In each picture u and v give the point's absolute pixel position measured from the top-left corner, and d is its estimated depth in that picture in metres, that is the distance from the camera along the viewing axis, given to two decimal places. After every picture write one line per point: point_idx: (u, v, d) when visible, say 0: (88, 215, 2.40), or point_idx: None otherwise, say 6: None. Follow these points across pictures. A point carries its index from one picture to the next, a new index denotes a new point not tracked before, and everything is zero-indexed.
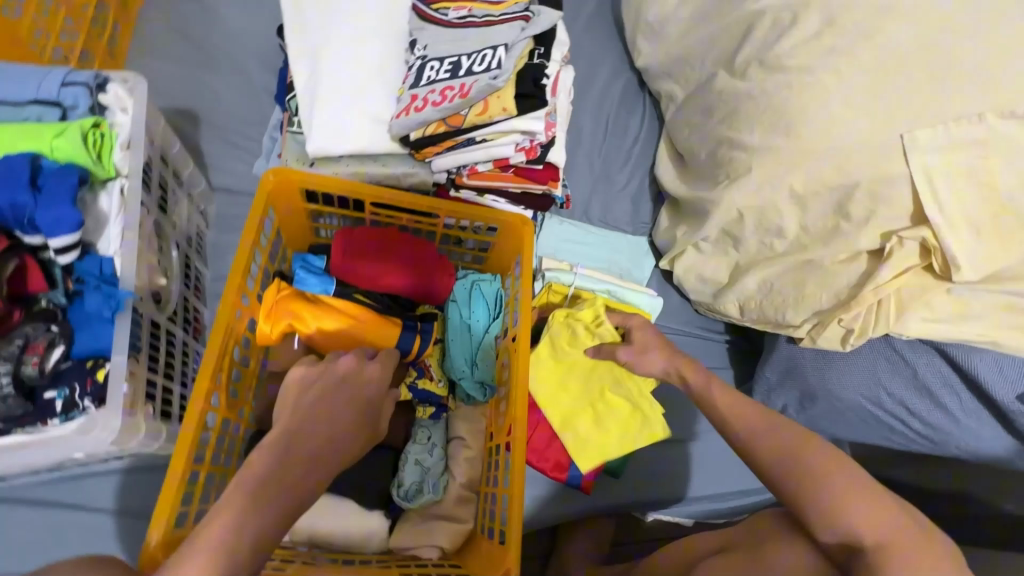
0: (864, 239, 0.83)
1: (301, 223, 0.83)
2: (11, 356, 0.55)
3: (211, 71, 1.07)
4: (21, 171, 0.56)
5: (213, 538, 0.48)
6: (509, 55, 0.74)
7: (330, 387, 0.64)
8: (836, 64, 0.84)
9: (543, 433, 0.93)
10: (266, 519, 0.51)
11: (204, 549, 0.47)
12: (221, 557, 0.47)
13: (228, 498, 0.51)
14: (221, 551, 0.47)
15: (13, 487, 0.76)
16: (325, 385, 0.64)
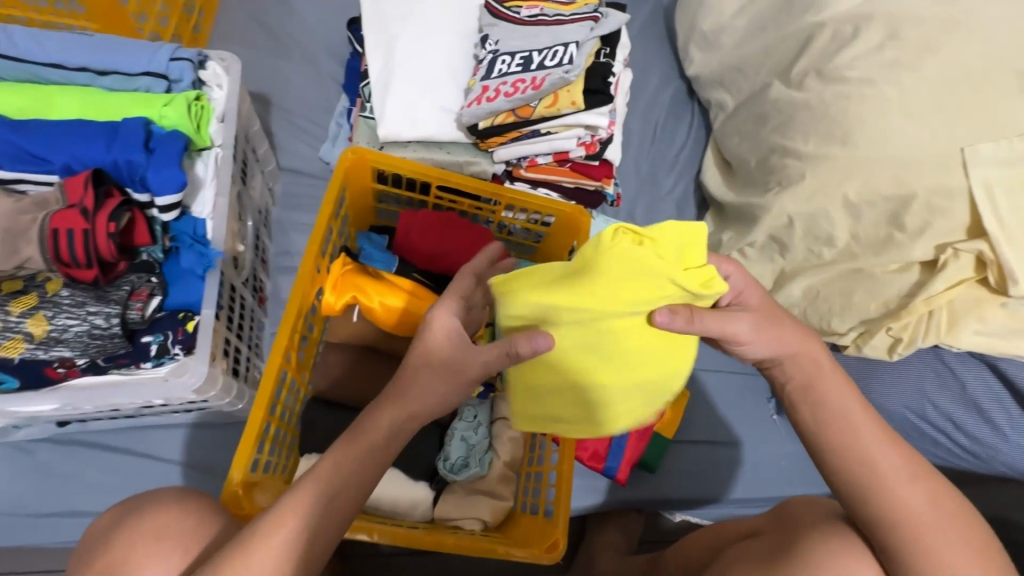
0: (918, 250, 0.84)
1: (368, 202, 0.87)
2: (119, 300, 0.59)
3: (284, 58, 1.13)
4: (137, 133, 0.61)
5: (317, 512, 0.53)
6: (581, 51, 0.78)
7: (431, 370, 0.59)
8: (899, 79, 0.87)
9: None
10: (360, 497, 0.56)
11: (308, 517, 0.53)
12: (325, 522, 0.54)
13: (331, 477, 0.55)
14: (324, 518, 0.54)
15: (91, 432, 0.81)
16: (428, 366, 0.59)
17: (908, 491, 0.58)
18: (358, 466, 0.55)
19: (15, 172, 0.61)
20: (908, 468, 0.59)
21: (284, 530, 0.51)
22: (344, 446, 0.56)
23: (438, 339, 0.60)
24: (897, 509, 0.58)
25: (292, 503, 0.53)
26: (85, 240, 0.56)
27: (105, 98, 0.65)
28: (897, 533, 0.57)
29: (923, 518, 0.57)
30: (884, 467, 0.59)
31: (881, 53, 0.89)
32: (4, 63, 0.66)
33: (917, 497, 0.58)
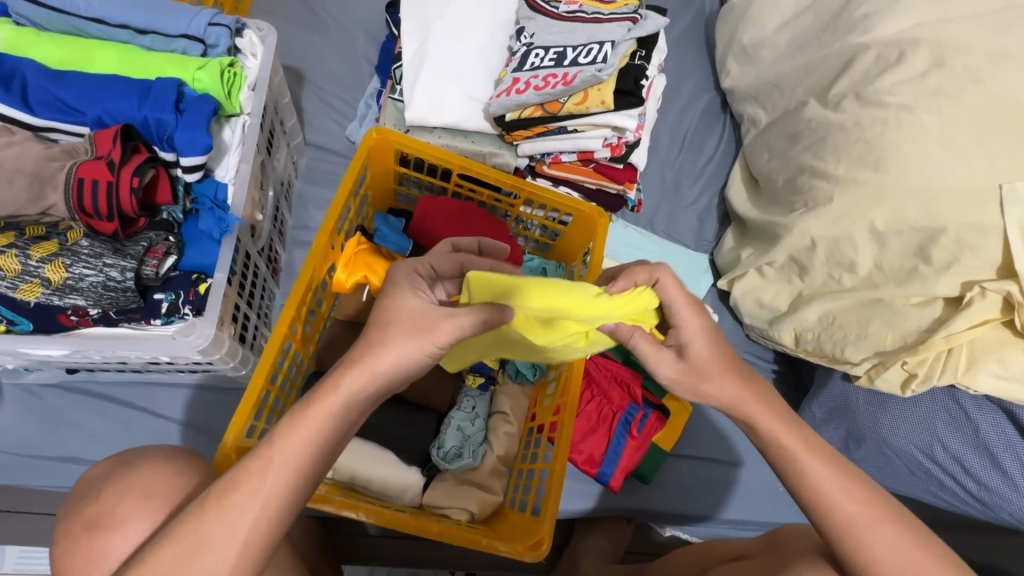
0: (942, 285, 0.81)
1: (388, 183, 0.87)
2: (136, 256, 0.60)
3: (321, 35, 1.14)
4: (169, 94, 0.62)
5: (281, 468, 0.52)
6: (616, 50, 0.77)
7: (390, 329, 0.56)
8: (938, 110, 0.84)
9: (582, 426, 0.94)
10: (325, 451, 0.54)
11: (275, 476, 0.52)
12: (293, 479, 0.52)
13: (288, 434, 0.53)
14: (292, 474, 0.52)
15: (97, 383, 0.83)
16: (387, 326, 0.56)
17: (874, 539, 0.57)
18: (314, 431, 0.53)
19: (48, 120, 0.61)
20: (880, 513, 0.58)
21: (242, 493, 0.51)
22: (299, 409, 0.54)
23: (406, 296, 0.58)
24: (864, 556, 0.57)
25: (248, 467, 0.51)
26: (108, 193, 0.57)
27: (142, 58, 0.66)
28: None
29: (891, 567, 0.57)
30: (842, 511, 0.58)
31: (925, 81, 0.87)
32: (47, 14, 0.67)
33: (887, 547, 0.57)
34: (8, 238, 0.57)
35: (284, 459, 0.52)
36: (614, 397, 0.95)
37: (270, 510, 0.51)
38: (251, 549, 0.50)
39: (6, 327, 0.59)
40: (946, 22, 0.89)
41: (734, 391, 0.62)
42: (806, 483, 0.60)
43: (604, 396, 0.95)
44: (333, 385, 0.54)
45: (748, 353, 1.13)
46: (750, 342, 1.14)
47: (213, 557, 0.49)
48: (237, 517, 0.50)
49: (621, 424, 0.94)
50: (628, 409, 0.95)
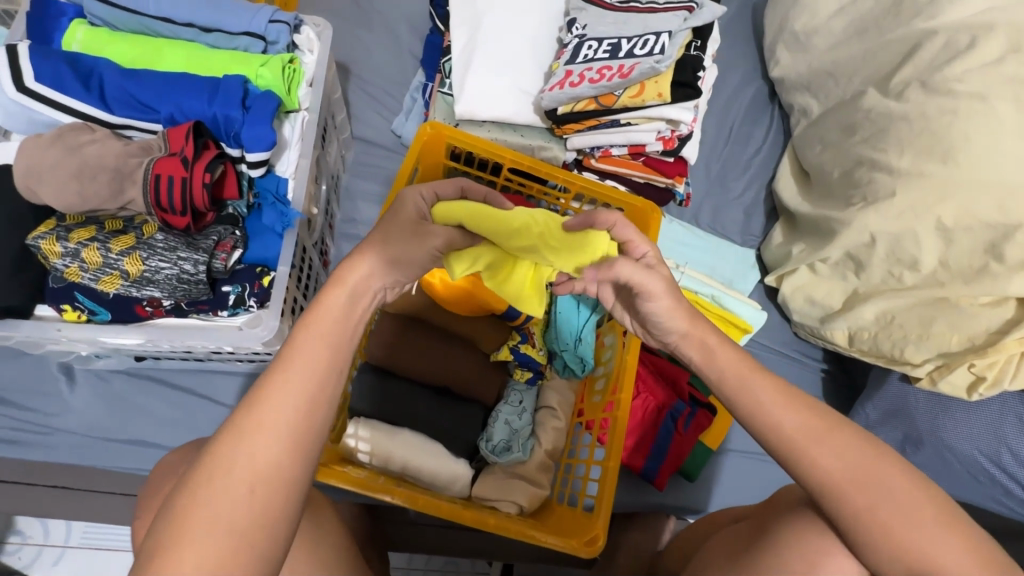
0: (1015, 284, 0.77)
1: (438, 178, 0.88)
2: (207, 250, 0.61)
3: (366, 29, 1.15)
4: (236, 91, 0.63)
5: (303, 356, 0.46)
6: (673, 41, 0.75)
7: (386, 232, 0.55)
8: (1014, 99, 0.80)
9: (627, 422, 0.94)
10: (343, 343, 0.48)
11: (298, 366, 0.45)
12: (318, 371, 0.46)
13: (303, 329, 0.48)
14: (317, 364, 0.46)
15: (160, 369, 0.86)
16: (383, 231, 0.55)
17: (818, 452, 0.51)
18: (326, 324, 0.48)
19: (124, 117, 0.63)
20: (814, 425, 0.52)
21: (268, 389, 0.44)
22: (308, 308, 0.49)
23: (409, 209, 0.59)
24: (800, 467, 0.52)
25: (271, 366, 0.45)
26: (183, 188, 0.58)
27: (209, 55, 0.68)
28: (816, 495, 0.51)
29: (834, 477, 0.50)
30: (788, 427, 0.52)
31: (998, 68, 0.83)
32: (118, 13, 0.69)
33: (827, 456, 0.51)
34: (90, 232, 0.59)
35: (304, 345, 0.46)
36: (661, 394, 0.94)
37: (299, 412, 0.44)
38: (291, 456, 0.43)
39: (85, 317, 0.61)
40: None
41: (701, 352, 0.60)
42: (737, 402, 0.56)
43: (650, 393, 0.94)
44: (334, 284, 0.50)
45: (795, 352, 1.11)
46: (799, 339, 1.11)
47: (256, 461, 0.42)
48: (271, 416, 0.43)
49: (667, 423, 0.92)
50: (674, 407, 0.93)
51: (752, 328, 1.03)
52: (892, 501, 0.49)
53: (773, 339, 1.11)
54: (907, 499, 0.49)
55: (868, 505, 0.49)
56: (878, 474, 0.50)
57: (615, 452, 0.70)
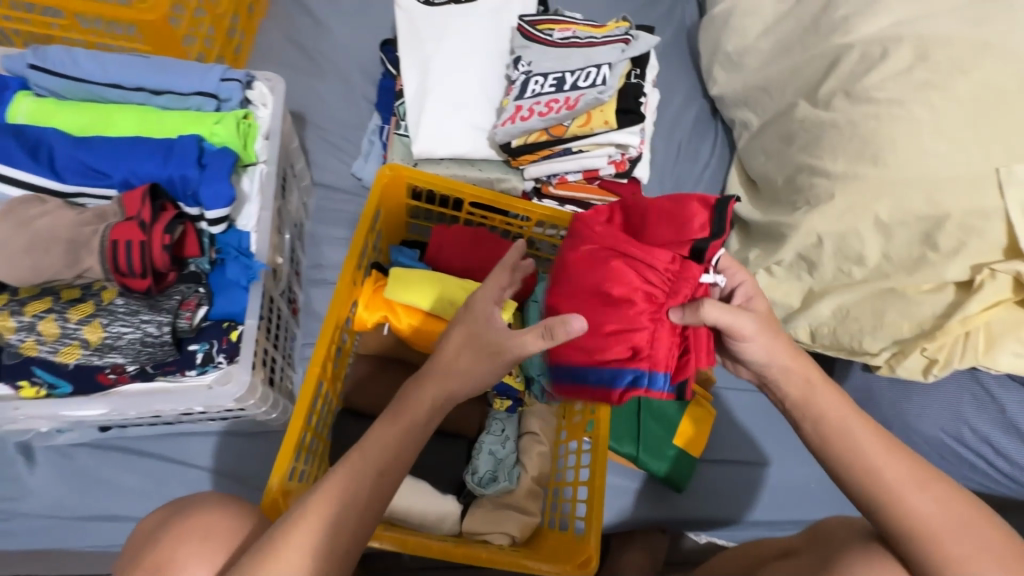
0: (952, 269, 0.82)
1: (402, 218, 0.89)
2: (171, 310, 0.61)
3: (320, 79, 1.17)
4: (191, 150, 0.63)
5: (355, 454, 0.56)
6: (613, 72, 0.79)
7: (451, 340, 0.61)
8: (928, 99, 0.87)
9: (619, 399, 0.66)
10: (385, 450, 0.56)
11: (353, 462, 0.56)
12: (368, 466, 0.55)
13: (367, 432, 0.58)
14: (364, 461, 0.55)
15: (127, 438, 0.83)
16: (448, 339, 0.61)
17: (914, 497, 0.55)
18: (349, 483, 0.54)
19: (78, 186, 0.63)
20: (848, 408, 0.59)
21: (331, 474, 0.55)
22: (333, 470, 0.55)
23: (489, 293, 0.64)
24: (863, 457, 0.56)
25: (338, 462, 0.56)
26: (142, 251, 0.58)
27: (160, 117, 0.68)
28: (867, 487, 0.56)
29: (891, 478, 0.55)
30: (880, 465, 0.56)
31: (911, 75, 0.90)
32: (67, 84, 0.70)
33: (886, 458, 0.56)
34: (46, 303, 0.58)
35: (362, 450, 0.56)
36: (659, 343, 0.58)
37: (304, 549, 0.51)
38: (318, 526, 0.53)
39: (45, 392, 0.59)
40: (925, 18, 0.93)
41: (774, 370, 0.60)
42: (834, 438, 0.58)
43: (696, 342, 0.59)
44: (364, 443, 0.57)
45: None
46: None
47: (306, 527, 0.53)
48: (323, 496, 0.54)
49: (609, 372, 0.60)
50: (653, 380, 0.58)
51: None
52: (940, 514, 0.54)
53: None
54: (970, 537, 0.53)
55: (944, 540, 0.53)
56: (938, 517, 0.54)
57: (599, 471, 0.71)
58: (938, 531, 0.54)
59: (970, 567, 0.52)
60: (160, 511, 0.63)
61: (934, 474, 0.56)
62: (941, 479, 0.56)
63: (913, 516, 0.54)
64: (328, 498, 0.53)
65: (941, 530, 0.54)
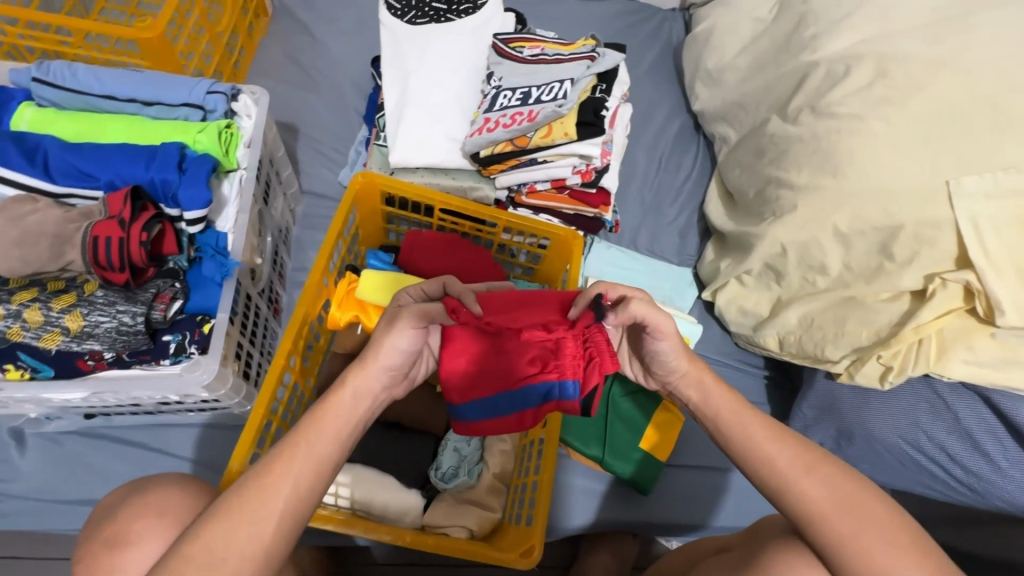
0: (906, 279, 0.84)
1: (378, 223, 0.94)
2: (146, 301, 0.66)
3: (313, 93, 1.24)
4: (173, 156, 0.69)
5: (295, 453, 0.57)
6: (575, 87, 0.84)
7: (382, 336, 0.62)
8: (886, 114, 0.90)
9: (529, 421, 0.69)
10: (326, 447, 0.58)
11: (290, 459, 0.56)
12: (310, 461, 0.57)
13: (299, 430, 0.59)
14: (308, 456, 0.57)
15: (112, 428, 0.87)
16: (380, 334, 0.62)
17: (807, 484, 0.61)
18: (289, 472, 0.56)
19: (67, 187, 0.69)
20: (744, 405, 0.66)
21: (272, 475, 0.55)
22: (267, 462, 0.56)
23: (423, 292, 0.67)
24: (763, 451, 0.63)
25: (278, 458, 0.56)
26: (121, 247, 0.63)
27: (149, 126, 0.74)
28: (760, 473, 0.63)
29: (781, 466, 0.62)
30: (781, 462, 0.63)
31: (871, 91, 0.93)
32: (66, 95, 0.76)
33: (777, 448, 0.63)
34: (33, 293, 0.64)
35: (308, 445, 0.57)
36: (565, 359, 0.64)
37: (252, 539, 0.53)
38: (261, 520, 0.54)
39: (29, 374, 0.64)
40: (887, 37, 0.96)
41: (690, 372, 0.67)
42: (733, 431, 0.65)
43: (597, 348, 0.63)
44: (298, 432, 0.58)
45: (739, 362, 1.17)
46: (741, 350, 1.17)
47: (246, 522, 0.53)
48: (272, 495, 0.55)
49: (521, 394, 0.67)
50: (563, 388, 0.64)
51: (689, 341, 1.08)
52: (829, 497, 0.61)
53: (715, 350, 1.17)
54: (866, 526, 0.60)
55: (850, 530, 0.59)
56: (836, 509, 0.60)
57: (549, 468, 0.74)
58: (826, 512, 0.60)
59: (858, 544, 0.59)
60: (117, 489, 0.67)
61: (825, 461, 0.63)
62: (834, 466, 0.62)
63: (804, 500, 0.61)
64: (272, 493, 0.55)
65: (832, 512, 0.60)
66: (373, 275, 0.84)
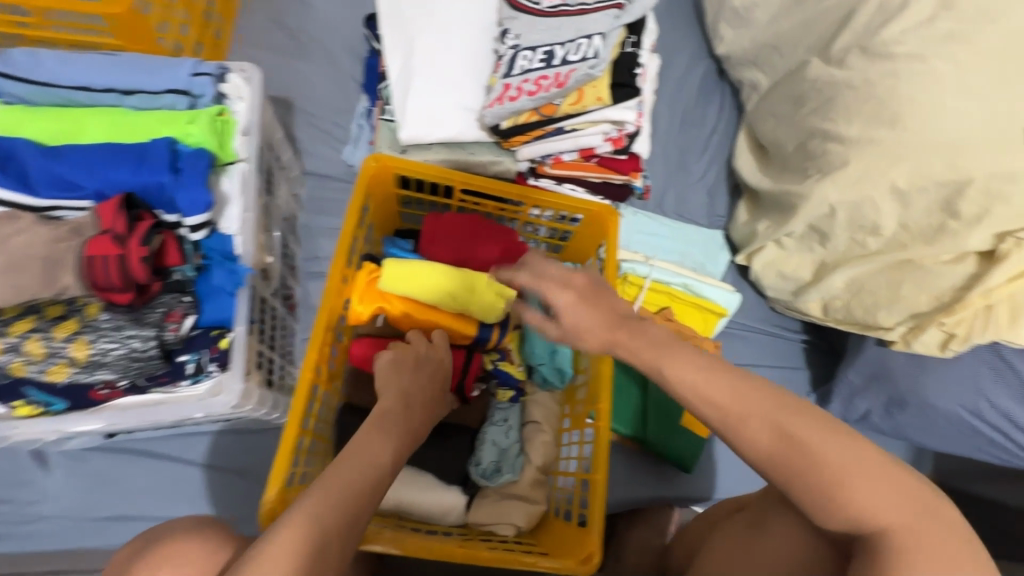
0: (974, 239, 0.78)
1: (392, 207, 0.87)
2: (155, 323, 0.60)
3: (303, 60, 1.12)
4: (164, 154, 0.61)
5: (375, 440, 0.60)
6: (606, 43, 0.74)
7: (428, 364, 0.72)
8: (954, 52, 0.80)
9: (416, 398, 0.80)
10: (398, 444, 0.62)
11: (373, 442, 0.60)
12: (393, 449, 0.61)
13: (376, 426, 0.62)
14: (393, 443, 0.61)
15: (136, 440, 0.84)
16: (424, 362, 0.72)
17: (807, 456, 0.49)
18: (366, 451, 0.59)
19: (52, 199, 0.62)
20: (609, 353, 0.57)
21: (359, 450, 0.59)
22: (356, 445, 0.59)
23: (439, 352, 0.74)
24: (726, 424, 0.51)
25: (365, 439, 0.60)
26: (120, 266, 0.57)
27: (131, 120, 0.66)
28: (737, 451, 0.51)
29: (762, 440, 0.50)
30: (751, 428, 0.50)
31: (934, 26, 0.82)
32: (34, 89, 0.67)
33: (761, 428, 0.50)
34: (31, 322, 0.58)
35: (386, 433, 0.61)
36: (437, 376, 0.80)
37: (341, 503, 0.54)
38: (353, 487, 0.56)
39: (42, 410, 0.60)
40: None
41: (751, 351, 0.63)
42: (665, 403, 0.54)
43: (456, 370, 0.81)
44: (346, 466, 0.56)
45: (775, 326, 1.12)
46: (777, 313, 1.12)
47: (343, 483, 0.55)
48: (359, 467, 0.57)
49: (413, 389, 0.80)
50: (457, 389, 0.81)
51: (727, 312, 1.03)
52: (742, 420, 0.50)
53: (750, 316, 1.12)
54: (878, 483, 0.48)
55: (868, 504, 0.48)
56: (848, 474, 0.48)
57: (602, 465, 0.68)
58: (771, 444, 0.50)
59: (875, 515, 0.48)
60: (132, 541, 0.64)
61: (773, 391, 0.52)
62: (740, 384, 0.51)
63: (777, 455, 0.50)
64: (357, 466, 0.57)
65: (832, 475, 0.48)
66: (392, 265, 0.77)
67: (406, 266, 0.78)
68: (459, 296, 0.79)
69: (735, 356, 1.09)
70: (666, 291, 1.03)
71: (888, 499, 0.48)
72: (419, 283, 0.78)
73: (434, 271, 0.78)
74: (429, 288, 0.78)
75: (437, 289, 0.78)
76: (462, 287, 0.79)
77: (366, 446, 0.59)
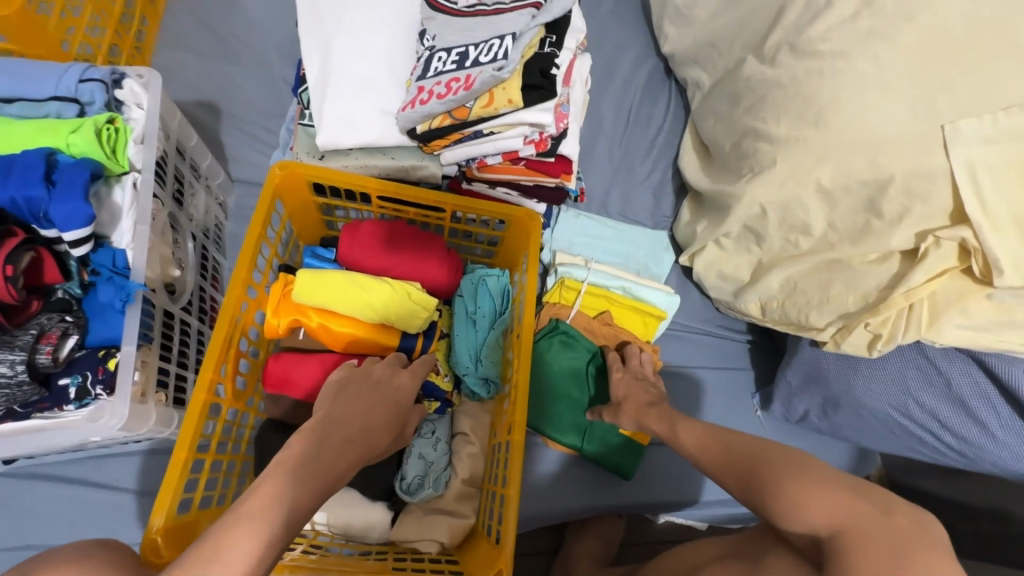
0: (896, 238, 0.77)
1: (312, 215, 0.84)
2: (26, 345, 0.57)
3: (233, 64, 1.09)
4: (36, 167, 0.58)
5: (281, 479, 0.50)
6: (516, 44, 0.71)
7: (366, 391, 0.65)
8: (874, 49, 0.78)
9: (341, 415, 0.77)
10: (314, 483, 0.52)
11: (277, 482, 0.50)
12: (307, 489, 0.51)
13: (288, 460, 0.52)
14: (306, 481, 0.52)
15: (43, 464, 0.80)
16: (361, 390, 0.65)
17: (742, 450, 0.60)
18: (269, 492, 0.49)
19: None
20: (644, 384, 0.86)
21: (260, 493, 0.48)
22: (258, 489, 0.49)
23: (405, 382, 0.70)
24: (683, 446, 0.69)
25: (270, 479, 0.50)
26: None
27: (10, 129, 0.62)
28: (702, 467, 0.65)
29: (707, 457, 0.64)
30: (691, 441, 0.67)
31: (856, 22, 0.81)
32: None
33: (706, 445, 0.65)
34: None
35: (298, 468, 0.52)
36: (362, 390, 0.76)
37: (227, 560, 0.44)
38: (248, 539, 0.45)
39: None
40: None
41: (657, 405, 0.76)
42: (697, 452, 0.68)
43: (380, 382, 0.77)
44: (243, 510, 0.46)
45: (720, 327, 1.11)
46: (721, 314, 1.11)
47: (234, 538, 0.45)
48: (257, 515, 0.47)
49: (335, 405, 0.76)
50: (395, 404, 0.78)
51: (666, 314, 1.01)
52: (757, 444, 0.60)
53: (695, 318, 1.11)
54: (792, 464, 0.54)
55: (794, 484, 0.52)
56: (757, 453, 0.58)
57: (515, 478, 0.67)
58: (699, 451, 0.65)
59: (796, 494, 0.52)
60: None
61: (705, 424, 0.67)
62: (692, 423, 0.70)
63: (723, 462, 0.61)
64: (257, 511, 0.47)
65: (764, 468, 0.56)
66: (303, 275, 0.74)
67: (318, 275, 0.74)
68: (377, 303, 0.75)
69: (680, 358, 1.08)
70: (605, 295, 1.01)
71: (812, 488, 0.51)
72: (333, 292, 0.74)
73: (347, 279, 0.75)
74: (343, 297, 0.74)
75: (352, 298, 0.75)
76: (380, 294, 0.75)
77: (272, 487, 0.49)
